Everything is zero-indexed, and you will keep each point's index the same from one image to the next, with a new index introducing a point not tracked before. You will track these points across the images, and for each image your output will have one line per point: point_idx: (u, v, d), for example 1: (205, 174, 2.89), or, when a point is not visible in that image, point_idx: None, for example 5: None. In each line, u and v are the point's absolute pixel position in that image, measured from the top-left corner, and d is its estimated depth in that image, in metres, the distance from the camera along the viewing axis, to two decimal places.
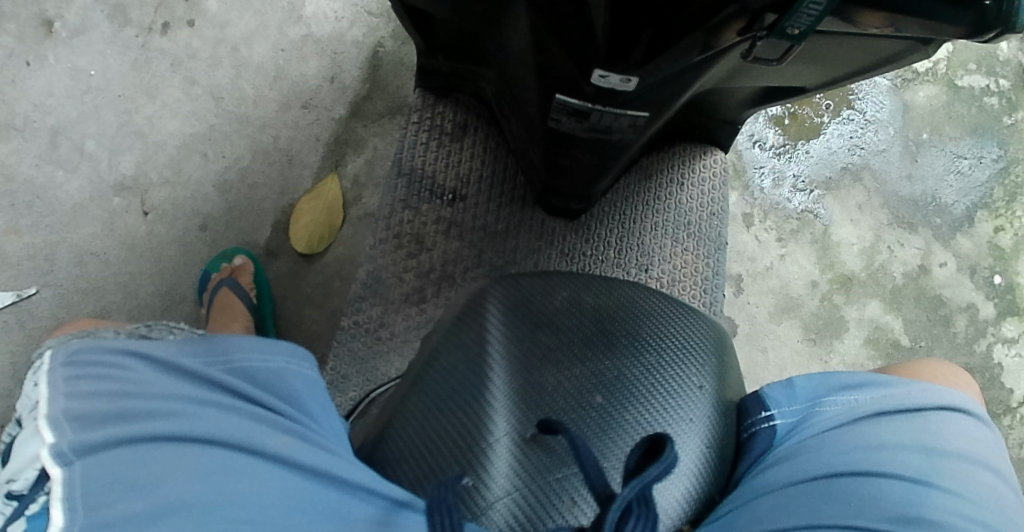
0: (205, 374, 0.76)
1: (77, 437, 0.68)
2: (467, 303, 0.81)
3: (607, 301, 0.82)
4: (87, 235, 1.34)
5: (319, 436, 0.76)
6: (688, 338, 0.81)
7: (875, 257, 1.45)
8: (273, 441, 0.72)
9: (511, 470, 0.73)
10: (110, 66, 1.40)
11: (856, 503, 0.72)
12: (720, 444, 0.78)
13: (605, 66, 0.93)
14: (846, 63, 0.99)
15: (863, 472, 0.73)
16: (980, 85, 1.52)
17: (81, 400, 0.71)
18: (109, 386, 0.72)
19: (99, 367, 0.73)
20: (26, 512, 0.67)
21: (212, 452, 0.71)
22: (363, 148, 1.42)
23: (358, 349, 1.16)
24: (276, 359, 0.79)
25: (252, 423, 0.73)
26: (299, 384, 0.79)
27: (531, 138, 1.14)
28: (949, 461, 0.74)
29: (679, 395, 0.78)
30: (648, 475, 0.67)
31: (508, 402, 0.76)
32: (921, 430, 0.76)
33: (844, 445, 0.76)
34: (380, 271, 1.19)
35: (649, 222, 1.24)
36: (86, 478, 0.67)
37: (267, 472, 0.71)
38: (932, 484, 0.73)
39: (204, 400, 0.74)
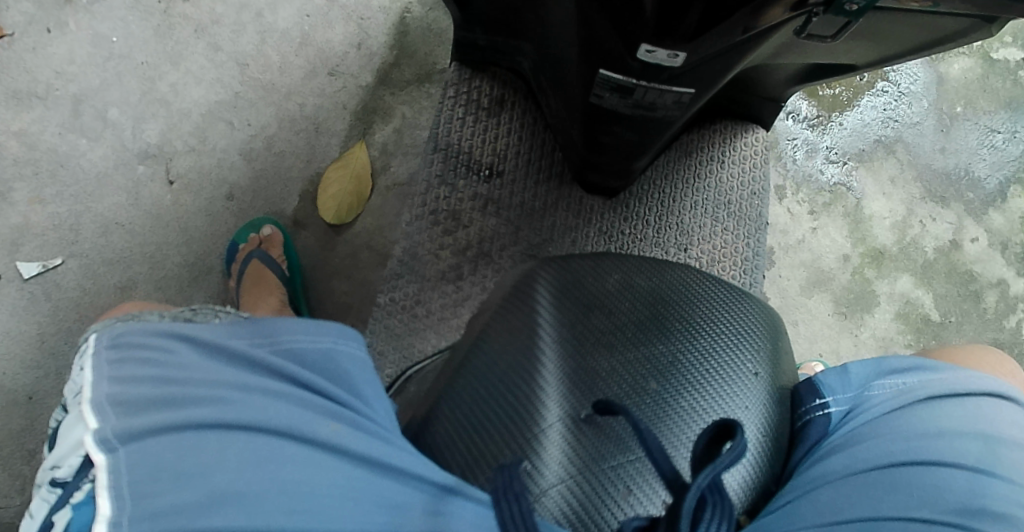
0: (250, 356, 0.75)
1: (121, 423, 0.69)
2: (514, 287, 0.79)
3: (661, 285, 0.80)
4: (112, 204, 1.33)
5: (369, 419, 0.74)
6: (742, 326, 0.78)
7: (906, 231, 1.42)
8: (322, 428, 0.71)
9: (567, 455, 0.72)
10: (133, 32, 1.38)
11: (919, 495, 0.71)
12: (775, 433, 0.77)
13: (653, 41, 0.91)
14: (903, 40, 0.96)
15: (922, 461, 0.73)
16: (1015, 58, 1.48)
17: (124, 385, 0.72)
18: (153, 370, 0.73)
19: (142, 351, 0.74)
20: (71, 500, 0.69)
21: (259, 440, 0.70)
22: (392, 116, 1.40)
23: (394, 326, 1.16)
24: (325, 341, 0.77)
25: (298, 409, 0.72)
26: (347, 364, 0.77)
27: (571, 115, 1.12)
28: (1006, 450, 0.74)
29: (733, 384, 0.76)
30: (719, 464, 0.66)
31: (561, 387, 0.74)
32: (976, 416, 0.75)
33: (899, 433, 0.75)
34: (416, 247, 1.18)
35: (689, 200, 1.22)
36: (130, 465, 0.68)
37: (317, 460, 0.70)
38: (994, 474, 0.72)
39: (248, 384, 0.73)
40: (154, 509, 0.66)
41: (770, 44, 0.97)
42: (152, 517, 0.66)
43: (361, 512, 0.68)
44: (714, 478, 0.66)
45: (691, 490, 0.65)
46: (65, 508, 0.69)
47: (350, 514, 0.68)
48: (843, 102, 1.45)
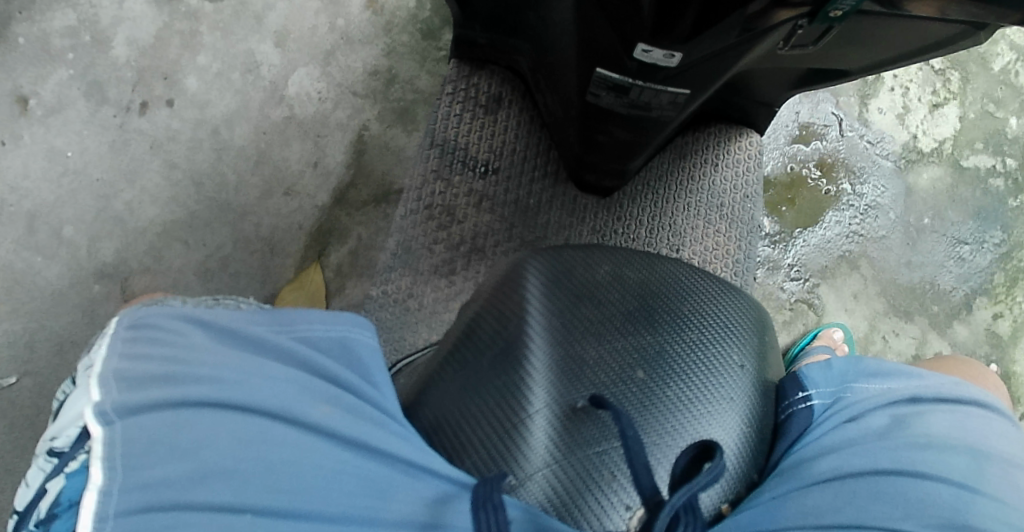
0: (261, 341, 0.74)
1: (121, 396, 0.67)
2: (506, 274, 0.78)
3: (650, 276, 0.78)
4: (67, 323, 1.32)
5: (369, 404, 0.74)
6: (728, 318, 0.77)
7: (869, 346, 1.45)
8: (315, 411, 0.71)
9: (551, 444, 0.70)
10: (88, 147, 1.36)
11: (903, 505, 0.71)
12: (759, 424, 0.75)
13: (650, 41, 0.93)
14: (894, 47, 0.97)
15: (907, 467, 0.73)
16: (986, 164, 1.50)
17: (132, 360, 0.69)
18: (160, 346, 0.70)
19: (155, 329, 0.71)
20: (66, 469, 0.70)
21: (253, 421, 0.69)
22: (347, 238, 1.39)
23: (386, 319, 1.15)
24: (339, 328, 0.77)
25: (298, 391, 0.72)
26: (358, 356, 0.77)
27: (567, 113, 1.14)
28: (992, 465, 0.74)
29: (719, 373, 0.74)
30: (695, 485, 0.68)
31: (548, 373, 0.72)
32: (960, 425, 0.77)
33: (887, 439, 0.75)
34: (410, 241, 1.18)
35: (682, 202, 1.23)
36: (128, 440, 0.66)
37: (309, 441, 0.70)
38: (978, 489, 0.72)
39: (252, 367, 0.72)
40: (145, 482, 0.65)
41: (763, 48, 0.98)
42: (143, 490, 0.65)
43: (353, 491, 0.69)
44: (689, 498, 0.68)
45: (663, 514, 0.67)
46: (60, 477, 0.70)
47: (336, 495, 0.69)
48: (808, 218, 1.45)
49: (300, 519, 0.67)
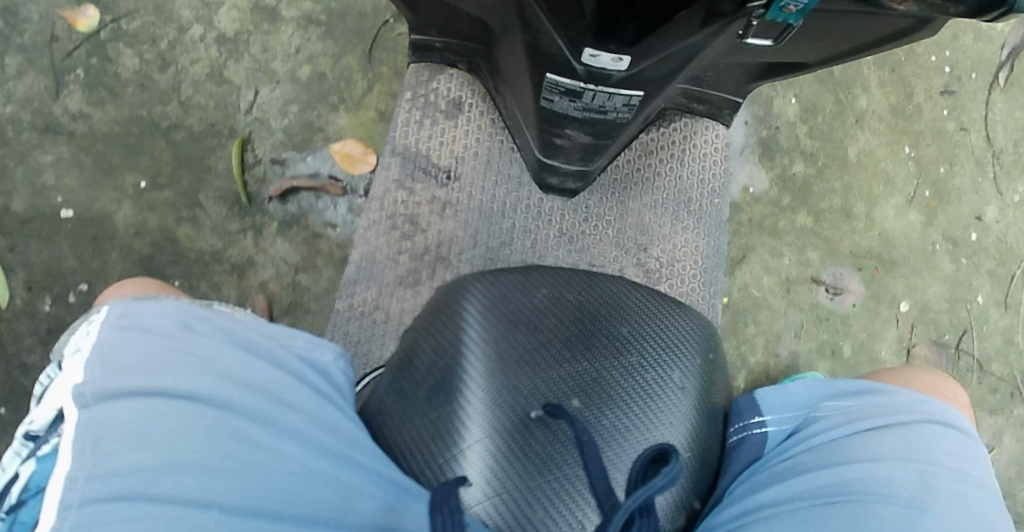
0: (248, 344, 0.72)
1: (101, 380, 0.65)
2: (446, 300, 0.76)
3: (591, 299, 0.76)
4: None
5: (347, 419, 0.73)
6: (675, 337, 0.75)
7: None
8: (286, 417, 0.70)
9: (491, 473, 0.70)
10: None
11: (851, 527, 0.70)
12: (701, 448, 0.74)
13: (595, 45, 0.91)
14: (847, 41, 0.94)
15: (854, 488, 0.72)
16: None
17: (124, 342, 0.67)
18: (144, 338, 0.68)
19: (148, 318, 0.69)
20: (37, 452, 0.69)
21: (227, 417, 0.67)
22: None
23: (353, 331, 1.13)
24: (320, 354, 0.77)
25: (273, 396, 0.71)
26: (337, 382, 0.77)
27: (526, 116, 1.12)
28: (945, 483, 0.73)
29: (661, 397, 0.73)
30: (654, 487, 0.65)
31: (485, 404, 0.71)
32: (913, 446, 0.74)
33: (840, 460, 0.75)
34: (375, 252, 1.17)
35: (648, 199, 1.21)
36: (100, 426, 0.64)
37: (278, 446, 0.68)
38: (929, 508, 0.71)
39: (239, 370, 0.70)
40: (116, 470, 0.63)
41: (716, 46, 0.97)
42: (110, 477, 0.62)
43: (311, 503, 0.68)
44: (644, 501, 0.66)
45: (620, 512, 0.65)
46: (31, 461, 0.69)
47: (301, 499, 0.68)
48: None
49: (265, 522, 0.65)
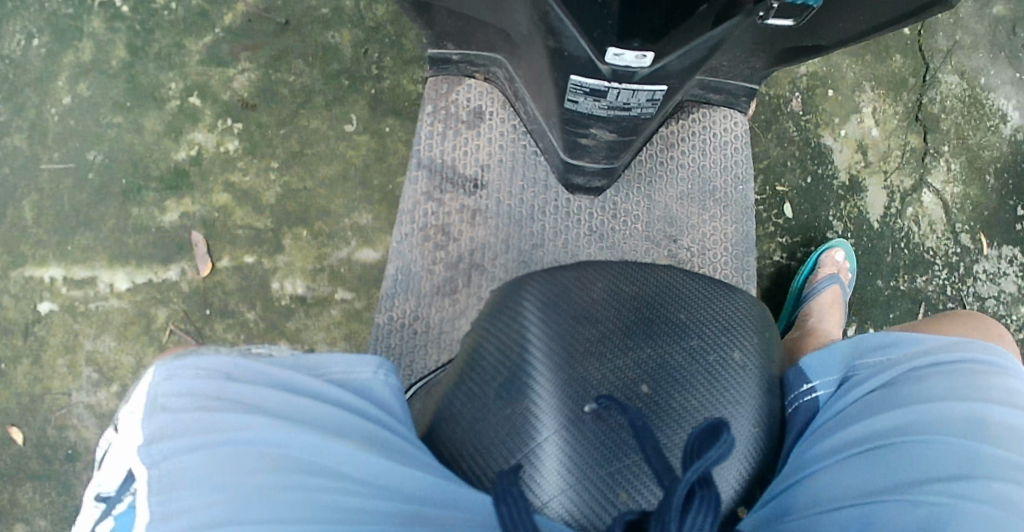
0: (298, 382, 0.75)
1: (164, 439, 0.70)
2: (503, 300, 0.79)
3: (646, 288, 0.78)
4: None
5: (397, 438, 0.75)
6: (728, 320, 0.77)
7: None
8: (345, 446, 0.72)
9: (565, 464, 0.71)
10: None
11: (912, 473, 0.73)
12: (767, 421, 0.76)
13: (619, 44, 0.93)
14: (865, 21, 0.96)
15: (911, 433, 0.75)
16: None
17: (179, 400, 0.72)
18: (196, 392, 0.72)
19: (199, 374, 0.73)
20: (112, 511, 0.71)
21: (287, 455, 0.71)
22: None
23: (396, 343, 1.15)
24: (362, 371, 0.78)
25: (331, 427, 0.73)
26: (384, 399, 0.78)
27: (550, 118, 1.14)
28: (995, 416, 0.75)
29: (724, 378, 0.75)
30: (708, 458, 0.66)
31: (553, 396, 0.73)
32: (958, 384, 0.77)
33: (891, 408, 0.77)
34: (410, 265, 1.18)
35: (674, 191, 1.23)
36: (167, 482, 0.69)
37: (343, 472, 0.72)
38: (983, 443, 0.74)
39: (286, 407, 0.73)
40: (191, 523, 0.67)
41: (737, 33, 0.99)
42: (187, 529, 0.67)
43: (382, 520, 0.70)
44: (704, 472, 0.66)
45: (679, 485, 0.65)
46: (108, 519, 0.71)
47: (372, 518, 0.70)
48: None
49: None
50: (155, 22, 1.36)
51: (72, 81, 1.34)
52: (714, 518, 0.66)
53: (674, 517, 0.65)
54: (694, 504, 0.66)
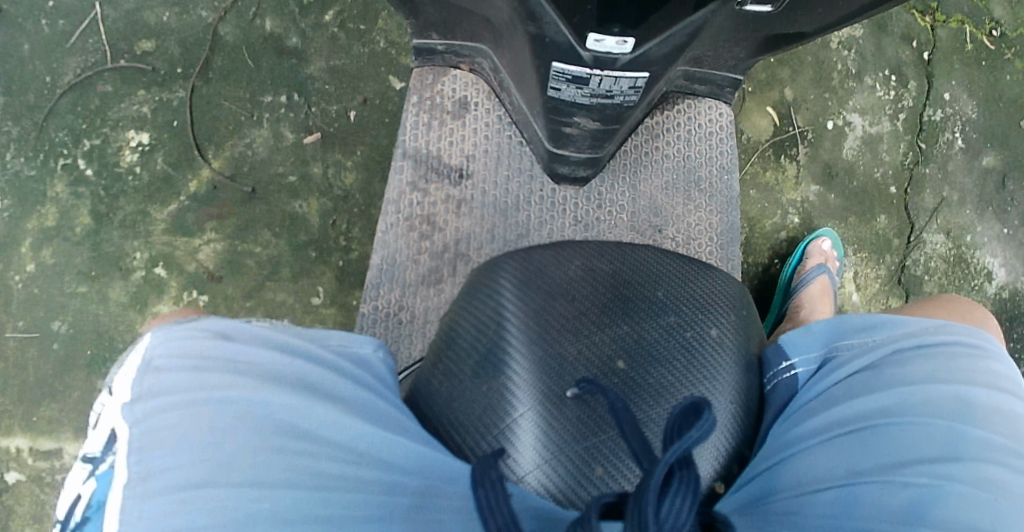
0: (284, 346, 0.75)
1: (148, 397, 0.70)
2: (480, 279, 0.79)
3: (623, 267, 0.78)
4: None
5: (386, 404, 0.76)
6: (706, 295, 0.77)
7: None
8: (329, 410, 0.72)
9: (539, 443, 0.71)
10: None
11: (894, 452, 0.73)
12: (744, 397, 0.75)
13: (600, 30, 0.93)
14: (846, 7, 0.97)
15: (892, 415, 0.75)
16: None
17: (165, 359, 0.72)
18: (182, 353, 0.72)
19: (185, 335, 0.73)
20: (95, 470, 0.70)
21: (271, 415, 0.70)
22: None
23: (380, 332, 1.15)
24: (357, 348, 0.79)
25: (316, 390, 0.73)
26: (376, 371, 0.79)
27: (534, 107, 1.14)
28: (978, 399, 0.75)
29: (701, 353, 0.75)
30: (688, 440, 0.65)
31: (528, 373, 0.73)
32: (942, 367, 0.77)
33: (874, 389, 0.77)
34: (396, 254, 1.18)
35: (659, 181, 1.23)
36: (149, 438, 0.68)
37: (325, 435, 0.71)
38: (967, 424, 0.74)
39: (276, 367, 0.73)
40: (171, 480, 0.67)
41: (717, 20, 0.99)
42: (168, 486, 0.67)
43: (364, 482, 0.71)
44: (683, 452, 0.65)
45: (659, 466, 0.64)
46: (89, 478, 0.70)
47: (354, 480, 0.70)
48: None
49: (320, 505, 0.68)
50: (119, 188, 1.37)
51: (36, 247, 1.35)
52: (693, 497, 0.65)
53: (653, 498, 0.64)
54: (673, 486, 0.65)
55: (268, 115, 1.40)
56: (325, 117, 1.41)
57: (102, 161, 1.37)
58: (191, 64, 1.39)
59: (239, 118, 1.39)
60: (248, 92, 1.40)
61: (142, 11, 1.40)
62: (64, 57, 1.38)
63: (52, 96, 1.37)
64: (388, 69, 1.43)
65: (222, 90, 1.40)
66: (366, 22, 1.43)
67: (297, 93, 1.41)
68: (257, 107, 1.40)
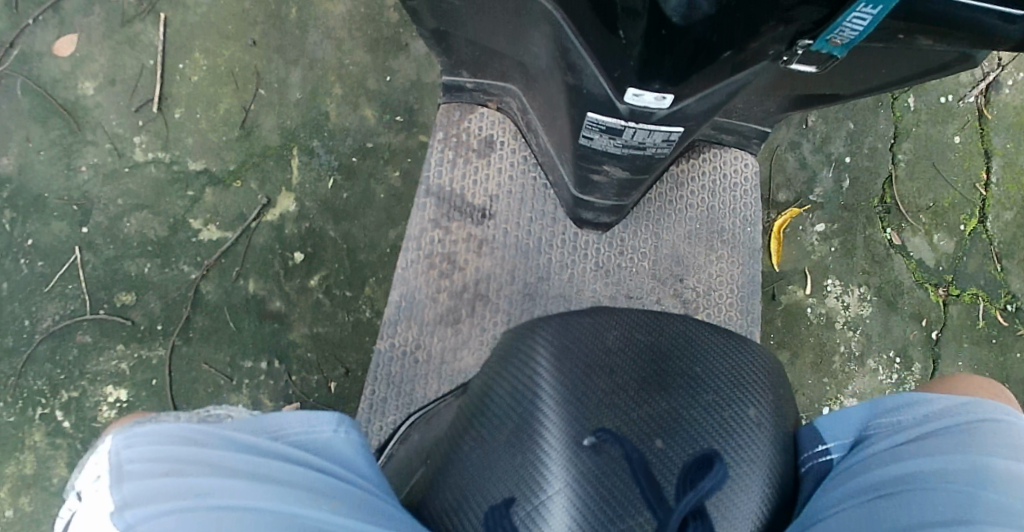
0: (263, 445, 0.74)
1: (137, 502, 0.66)
2: (516, 345, 0.79)
3: (661, 338, 0.79)
4: None
5: (377, 499, 0.75)
6: (743, 373, 0.78)
7: None
8: (320, 506, 0.71)
9: (572, 523, 0.70)
10: None
11: (910, 517, 0.72)
12: (780, 480, 0.76)
13: (639, 85, 0.92)
14: (886, 75, 0.97)
15: (912, 482, 0.74)
16: None
17: (144, 463, 0.68)
18: (161, 455, 0.69)
19: (161, 436, 0.70)
20: None
21: (266, 511, 0.69)
22: None
23: (396, 372, 1.14)
24: (323, 429, 0.78)
25: (305, 484, 0.73)
26: (343, 454, 0.78)
27: (563, 150, 1.13)
28: (1002, 466, 0.74)
29: (741, 435, 0.75)
30: (703, 486, 0.68)
31: (562, 443, 0.73)
32: (965, 440, 0.76)
33: (895, 460, 0.77)
34: (415, 292, 1.17)
35: (683, 230, 1.23)
36: None
37: (321, 530, 0.70)
38: (988, 489, 0.72)
39: (256, 468, 0.72)
40: None
41: (762, 76, 0.98)
42: None
43: None
44: None
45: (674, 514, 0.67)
46: None
47: None
48: None
49: None
50: (99, 431, 1.32)
51: (13, 494, 1.30)
52: None
53: None
54: None
55: (246, 380, 1.35)
56: (306, 386, 1.36)
57: (79, 413, 1.32)
58: (216, 96, 1.40)
59: (219, 381, 1.35)
60: (228, 354, 1.35)
61: (124, 260, 1.36)
62: (42, 301, 1.34)
63: (30, 341, 1.33)
64: (374, 343, 1.38)
65: (201, 351, 1.35)
66: (353, 289, 1.39)
67: (279, 360, 1.36)
68: (236, 372, 1.35)
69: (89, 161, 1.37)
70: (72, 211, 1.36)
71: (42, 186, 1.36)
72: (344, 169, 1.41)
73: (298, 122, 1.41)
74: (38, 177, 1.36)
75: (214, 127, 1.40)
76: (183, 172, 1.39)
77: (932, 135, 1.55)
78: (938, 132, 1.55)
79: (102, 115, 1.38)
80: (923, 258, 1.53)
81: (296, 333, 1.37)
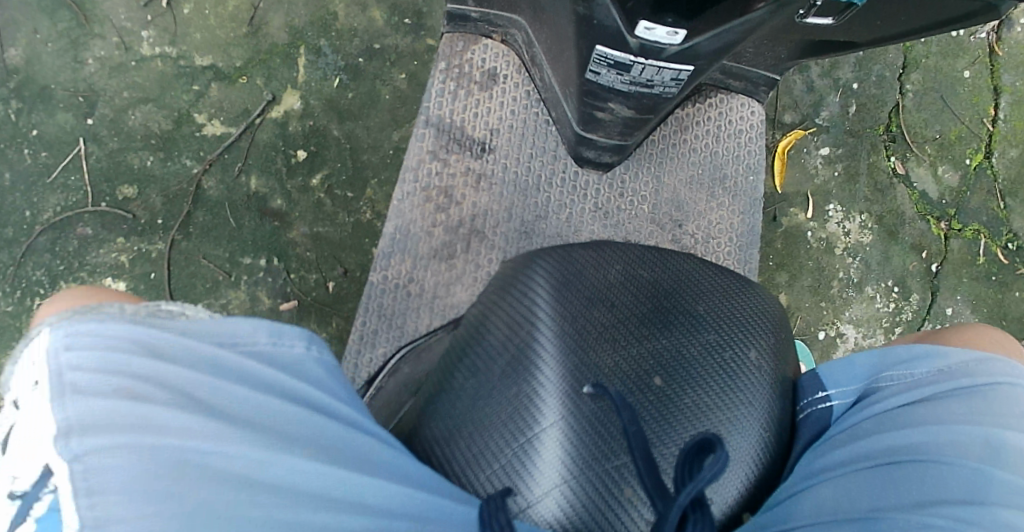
0: (233, 364, 0.68)
1: (87, 429, 0.60)
2: (514, 275, 0.79)
3: (662, 277, 0.80)
4: None
5: (360, 434, 0.71)
6: (744, 316, 0.79)
7: None
8: (301, 446, 0.66)
9: (564, 458, 0.71)
10: None
11: (917, 492, 0.72)
12: (778, 425, 0.78)
13: (652, 19, 0.89)
14: (904, 23, 0.94)
15: (920, 454, 0.74)
16: None
17: (94, 381, 0.62)
18: (114, 372, 0.63)
19: (113, 349, 0.64)
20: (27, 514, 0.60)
21: (241, 450, 0.64)
22: None
23: (388, 305, 1.13)
24: (292, 348, 0.72)
25: (285, 419, 0.67)
26: (315, 375, 0.73)
27: (567, 85, 1.11)
28: (1010, 444, 0.74)
29: (739, 377, 0.77)
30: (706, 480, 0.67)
31: (558, 379, 0.73)
32: (976, 410, 0.75)
33: (903, 427, 0.76)
34: (410, 225, 1.15)
35: (684, 175, 1.21)
36: (97, 477, 0.59)
37: (304, 472, 0.66)
38: (997, 470, 0.72)
39: (225, 395, 0.66)
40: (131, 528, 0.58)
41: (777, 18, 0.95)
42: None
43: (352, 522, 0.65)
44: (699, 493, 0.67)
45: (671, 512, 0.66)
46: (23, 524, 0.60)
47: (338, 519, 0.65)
48: None
49: None
50: None
51: None
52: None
53: None
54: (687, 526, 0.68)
55: (246, 276, 1.34)
56: (304, 285, 1.35)
57: None
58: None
59: (217, 277, 1.33)
60: (228, 251, 1.34)
61: (127, 153, 1.33)
62: (45, 192, 1.32)
63: (30, 231, 1.31)
64: (373, 245, 1.37)
65: (201, 246, 1.33)
66: (354, 190, 1.37)
67: (279, 258, 1.35)
68: (236, 267, 1.34)
69: (95, 54, 1.34)
70: (77, 103, 1.33)
71: (48, 76, 1.33)
72: (351, 68, 1.39)
73: (309, 18, 1.38)
74: (44, 67, 1.33)
75: (217, 32, 1.36)
76: (189, 67, 1.35)
77: (944, 68, 1.53)
78: (949, 65, 1.53)
79: (110, 9, 1.35)
80: (925, 189, 1.52)
81: (295, 239, 1.35)
